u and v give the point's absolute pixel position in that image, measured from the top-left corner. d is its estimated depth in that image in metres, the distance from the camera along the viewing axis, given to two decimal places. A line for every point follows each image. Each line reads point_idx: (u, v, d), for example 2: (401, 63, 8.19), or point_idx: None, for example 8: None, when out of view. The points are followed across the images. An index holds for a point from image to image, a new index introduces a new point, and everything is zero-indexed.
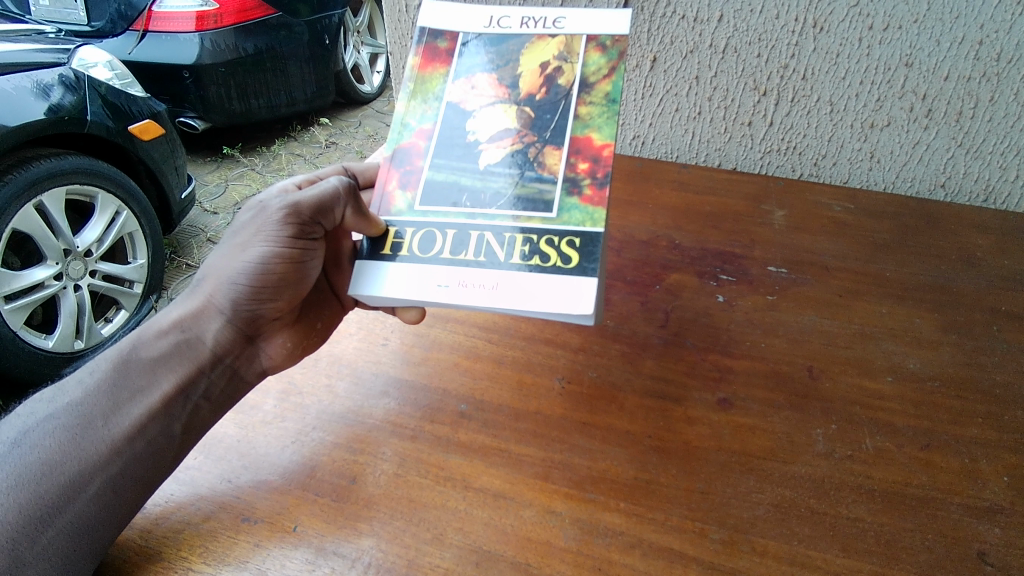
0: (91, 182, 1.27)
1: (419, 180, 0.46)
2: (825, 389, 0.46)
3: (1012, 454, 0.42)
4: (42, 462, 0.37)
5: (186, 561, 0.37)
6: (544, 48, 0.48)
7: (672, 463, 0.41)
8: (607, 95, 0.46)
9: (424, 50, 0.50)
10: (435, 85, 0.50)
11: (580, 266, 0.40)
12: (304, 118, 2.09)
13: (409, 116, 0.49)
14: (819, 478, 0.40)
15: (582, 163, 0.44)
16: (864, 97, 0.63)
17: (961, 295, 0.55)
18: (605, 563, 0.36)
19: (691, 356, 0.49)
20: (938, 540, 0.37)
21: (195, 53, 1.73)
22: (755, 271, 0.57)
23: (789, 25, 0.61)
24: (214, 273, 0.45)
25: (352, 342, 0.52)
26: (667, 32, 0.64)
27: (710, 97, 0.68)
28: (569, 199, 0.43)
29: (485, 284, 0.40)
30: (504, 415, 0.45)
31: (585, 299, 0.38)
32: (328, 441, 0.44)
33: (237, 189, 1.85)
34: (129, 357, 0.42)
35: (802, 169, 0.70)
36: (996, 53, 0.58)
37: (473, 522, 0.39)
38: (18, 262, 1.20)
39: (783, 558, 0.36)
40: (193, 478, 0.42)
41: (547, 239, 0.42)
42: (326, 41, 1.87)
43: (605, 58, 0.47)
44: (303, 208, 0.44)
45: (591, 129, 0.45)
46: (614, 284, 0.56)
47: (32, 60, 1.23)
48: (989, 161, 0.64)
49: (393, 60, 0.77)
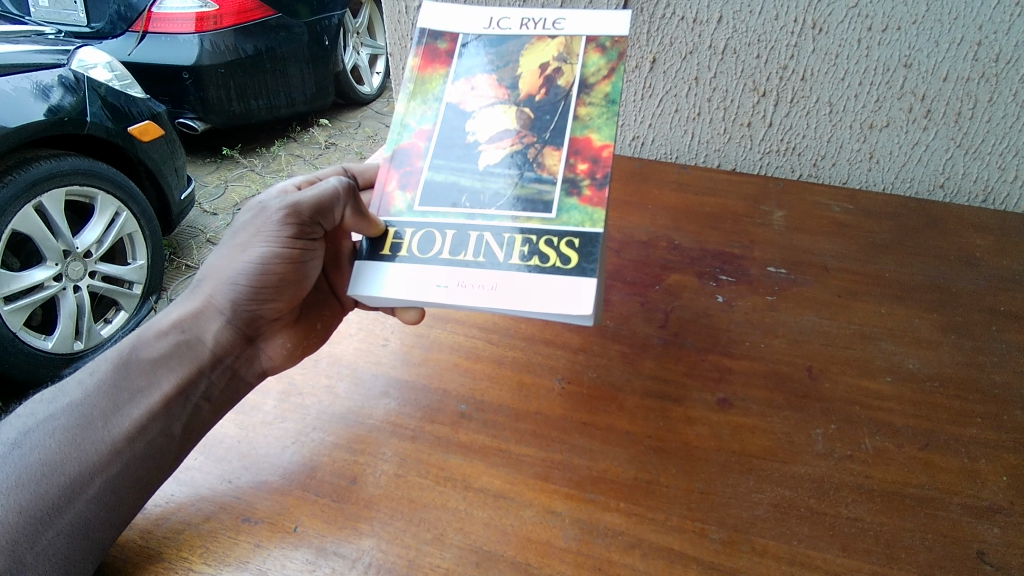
0: (91, 183, 1.27)
1: (419, 181, 0.46)
2: (825, 389, 0.46)
3: (1011, 455, 0.42)
4: (42, 463, 0.37)
5: (187, 561, 0.37)
6: (543, 49, 0.48)
7: (672, 463, 0.41)
8: (606, 96, 0.46)
9: (424, 51, 0.50)
10: (434, 86, 0.50)
11: (579, 267, 0.40)
12: (304, 119, 2.10)
13: (409, 117, 0.49)
14: (818, 477, 0.41)
15: (581, 164, 0.44)
16: (863, 98, 0.63)
17: (960, 296, 0.55)
18: (605, 563, 0.36)
19: (691, 356, 0.49)
20: (938, 540, 0.37)
21: (194, 54, 1.72)
22: (755, 271, 0.57)
23: (788, 27, 0.61)
24: (214, 273, 0.45)
25: (352, 342, 0.52)
26: (666, 33, 0.64)
27: (710, 98, 0.68)
28: (569, 200, 0.43)
29: (485, 285, 0.40)
30: (504, 415, 0.45)
31: (584, 299, 0.39)
32: (329, 442, 0.44)
33: (237, 190, 1.85)
34: (129, 358, 0.42)
35: (801, 169, 0.70)
36: (994, 54, 0.58)
37: (473, 523, 0.39)
38: (17, 263, 1.20)
39: (783, 557, 0.36)
40: (194, 478, 0.42)
41: (546, 239, 0.42)
42: (327, 42, 1.90)
43: (604, 59, 0.47)
44: (303, 208, 0.44)
45: (591, 130, 0.45)
46: (614, 284, 0.56)
47: (32, 61, 1.23)
48: (987, 162, 0.64)
49: (392, 61, 0.77)
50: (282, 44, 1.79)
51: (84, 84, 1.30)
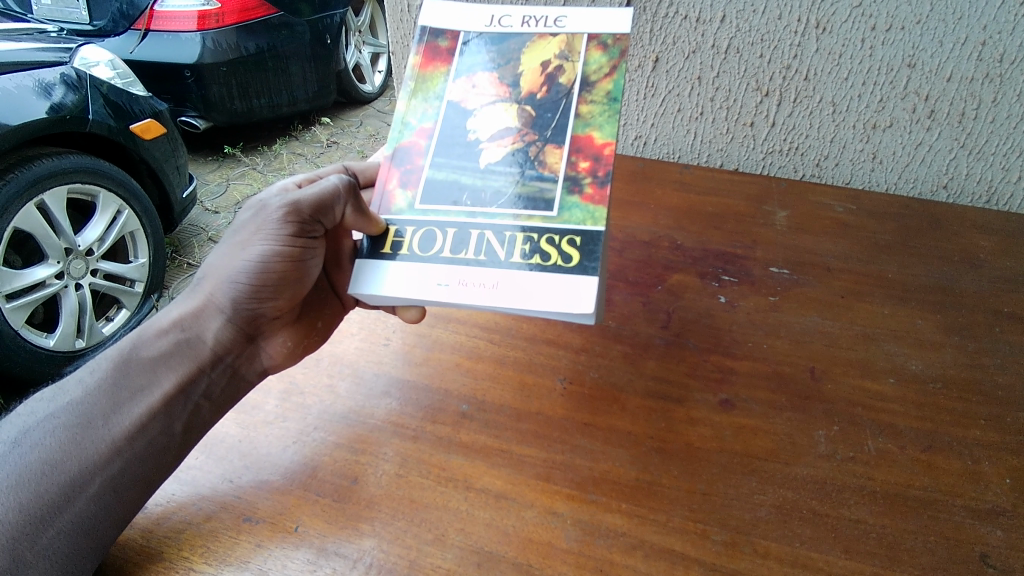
0: (93, 180, 1.27)
1: (420, 179, 0.46)
2: (827, 391, 0.46)
3: (1014, 457, 0.42)
4: (42, 462, 0.37)
5: (188, 561, 0.37)
6: (545, 47, 0.48)
7: (674, 464, 0.41)
8: (608, 95, 0.46)
9: (426, 49, 0.50)
10: (436, 84, 0.50)
11: (581, 265, 0.40)
12: (306, 118, 2.10)
13: (409, 115, 0.49)
14: (821, 479, 0.40)
15: (583, 162, 0.44)
16: (866, 97, 0.63)
17: (964, 297, 0.55)
18: (607, 564, 0.36)
19: (693, 357, 0.49)
20: (940, 543, 0.37)
21: (196, 52, 1.72)
22: (758, 272, 0.57)
23: (792, 26, 0.61)
24: (215, 271, 0.45)
25: (353, 342, 0.52)
26: (669, 32, 0.64)
27: (712, 98, 0.68)
28: (570, 198, 0.43)
29: (486, 284, 0.40)
30: (506, 415, 0.45)
31: (586, 298, 0.38)
32: (330, 441, 0.44)
33: (239, 188, 1.85)
34: (130, 357, 0.42)
35: (804, 169, 0.70)
36: (998, 55, 0.57)
37: (475, 523, 0.39)
38: (20, 261, 1.21)
39: (785, 559, 0.36)
40: (195, 478, 0.42)
41: (547, 238, 0.41)
42: (328, 40, 1.89)
43: (606, 57, 0.47)
44: (304, 206, 0.44)
45: (592, 129, 0.45)
46: (616, 285, 0.56)
47: (34, 58, 1.23)
48: (991, 162, 0.64)
49: (395, 60, 0.77)
50: (284, 42, 1.79)
51: (86, 83, 1.30)
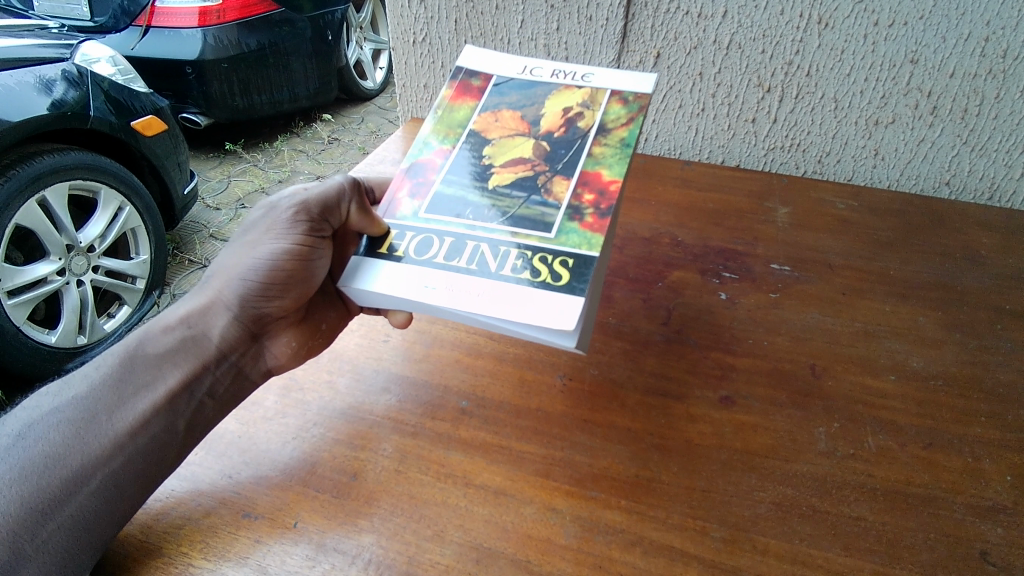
0: (94, 176, 1.27)
1: (429, 192, 0.47)
2: (827, 387, 0.46)
3: (1015, 454, 0.42)
4: (46, 456, 0.37)
5: (186, 557, 0.37)
6: (570, 96, 0.50)
7: (674, 461, 0.41)
8: (623, 141, 0.46)
9: (458, 85, 0.52)
10: (462, 115, 0.51)
11: (568, 285, 0.38)
12: (309, 115, 2.12)
13: (432, 137, 0.50)
14: (821, 476, 0.40)
15: (587, 195, 0.44)
16: (869, 94, 0.63)
17: (966, 294, 0.55)
18: (605, 561, 0.36)
19: (693, 353, 0.49)
20: (940, 541, 0.37)
21: (198, 48, 1.71)
22: (759, 269, 0.57)
23: (794, 21, 0.60)
24: (224, 270, 0.45)
25: (354, 338, 0.52)
26: (671, 28, 0.64)
27: (715, 94, 0.67)
28: (569, 224, 0.42)
29: (474, 293, 0.39)
30: (506, 412, 0.45)
31: (568, 315, 0.37)
32: (329, 437, 0.44)
33: (241, 185, 1.86)
34: (136, 353, 0.42)
35: (806, 167, 0.70)
36: (1002, 51, 0.57)
37: (473, 520, 0.39)
38: (21, 257, 1.20)
39: (784, 556, 0.36)
40: (195, 474, 0.42)
41: (541, 256, 0.40)
42: (330, 37, 1.92)
43: (625, 109, 0.48)
44: (311, 205, 0.45)
45: (601, 166, 0.45)
46: (616, 281, 0.56)
47: (36, 54, 1.23)
48: (994, 159, 0.63)
49: (397, 56, 0.77)
50: (285, 39, 1.80)
51: (88, 79, 1.30)
